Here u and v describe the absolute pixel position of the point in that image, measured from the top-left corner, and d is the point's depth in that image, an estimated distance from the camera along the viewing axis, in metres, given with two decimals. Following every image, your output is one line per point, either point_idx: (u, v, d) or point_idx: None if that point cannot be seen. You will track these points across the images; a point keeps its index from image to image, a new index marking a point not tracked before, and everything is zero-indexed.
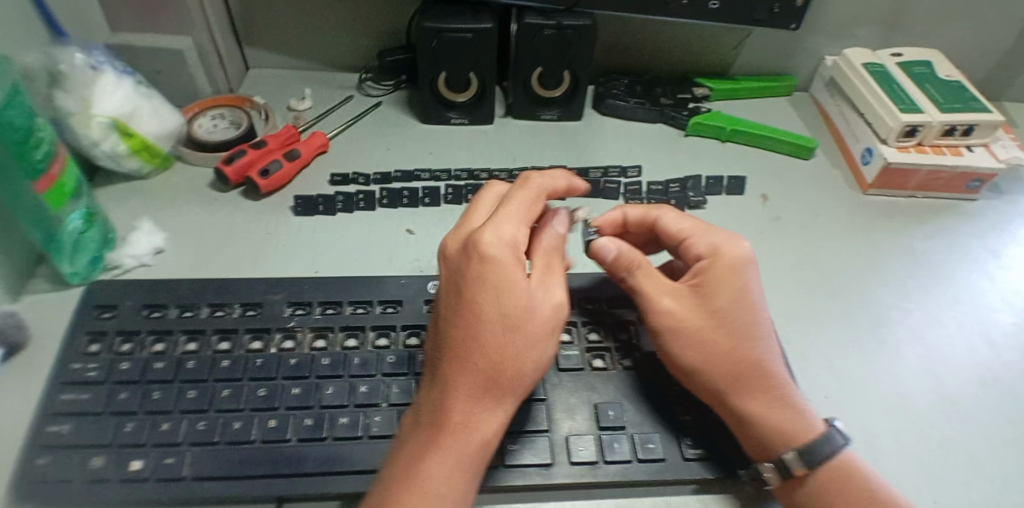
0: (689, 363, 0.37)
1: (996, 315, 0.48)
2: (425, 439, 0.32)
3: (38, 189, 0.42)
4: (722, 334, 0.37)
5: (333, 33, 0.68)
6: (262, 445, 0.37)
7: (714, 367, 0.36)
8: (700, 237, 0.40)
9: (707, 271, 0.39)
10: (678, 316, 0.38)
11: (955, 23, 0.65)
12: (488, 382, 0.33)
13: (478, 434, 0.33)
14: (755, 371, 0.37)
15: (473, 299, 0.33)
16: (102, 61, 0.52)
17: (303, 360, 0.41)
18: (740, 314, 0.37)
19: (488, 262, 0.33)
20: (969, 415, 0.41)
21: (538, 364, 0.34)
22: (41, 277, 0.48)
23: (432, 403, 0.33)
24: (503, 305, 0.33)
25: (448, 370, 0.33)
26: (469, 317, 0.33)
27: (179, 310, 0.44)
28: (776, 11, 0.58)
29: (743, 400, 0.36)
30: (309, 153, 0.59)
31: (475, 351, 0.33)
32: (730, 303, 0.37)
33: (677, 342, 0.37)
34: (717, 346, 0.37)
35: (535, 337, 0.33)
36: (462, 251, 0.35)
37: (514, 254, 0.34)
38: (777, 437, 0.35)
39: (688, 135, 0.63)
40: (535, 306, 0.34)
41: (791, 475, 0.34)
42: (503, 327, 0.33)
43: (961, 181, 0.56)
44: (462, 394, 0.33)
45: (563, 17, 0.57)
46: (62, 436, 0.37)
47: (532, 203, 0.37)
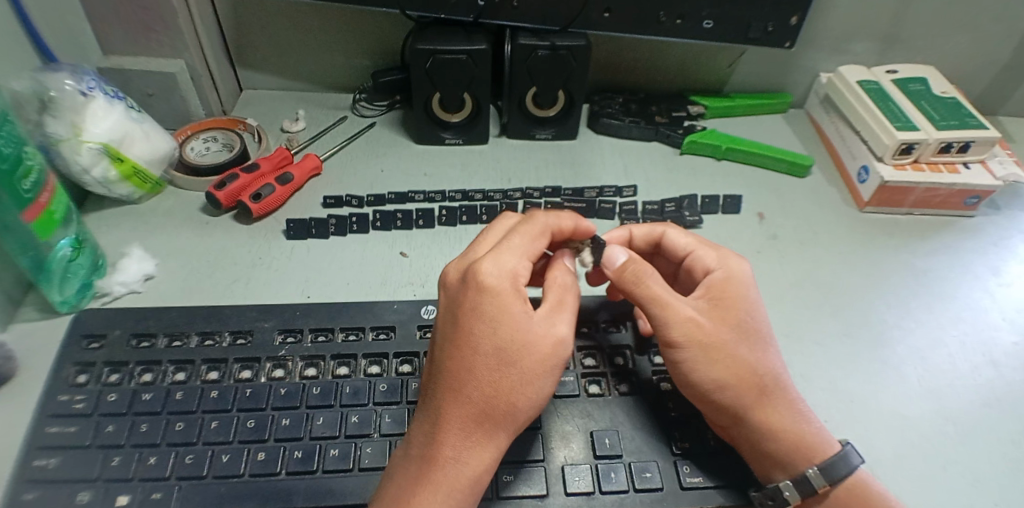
0: (717, 380, 0.35)
1: (997, 333, 0.47)
2: (416, 472, 0.32)
3: (27, 218, 0.41)
4: (745, 348, 0.37)
5: (327, 54, 0.68)
6: (250, 479, 0.36)
7: (742, 381, 0.36)
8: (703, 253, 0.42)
9: (722, 284, 0.39)
10: (704, 329, 0.36)
11: (949, 39, 0.65)
12: (483, 416, 0.32)
13: (470, 470, 0.32)
14: (774, 386, 0.36)
15: (468, 329, 0.33)
16: (93, 86, 0.51)
17: (293, 390, 0.40)
18: (757, 328, 0.38)
19: (485, 292, 0.33)
20: (974, 435, 0.40)
21: (536, 400, 0.33)
22: (31, 304, 0.48)
23: (425, 435, 0.33)
24: (497, 337, 0.32)
25: (442, 400, 0.32)
26: (464, 348, 0.33)
27: (167, 339, 0.43)
28: (770, 30, 0.58)
29: (768, 416, 0.36)
30: (302, 175, 0.58)
31: (468, 382, 0.32)
32: (748, 316, 0.38)
33: (703, 357, 0.36)
34: (741, 360, 0.36)
35: (532, 372, 0.32)
36: (461, 281, 0.35)
37: (514, 284, 0.34)
38: (798, 453, 0.35)
39: (684, 153, 0.63)
40: (533, 337, 0.33)
41: (812, 492, 0.34)
42: (499, 360, 0.32)
43: (959, 198, 0.56)
44: (455, 426, 0.32)
45: (556, 38, 0.57)
46: (47, 471, 0.36)
47: (536, 236, 0.37)
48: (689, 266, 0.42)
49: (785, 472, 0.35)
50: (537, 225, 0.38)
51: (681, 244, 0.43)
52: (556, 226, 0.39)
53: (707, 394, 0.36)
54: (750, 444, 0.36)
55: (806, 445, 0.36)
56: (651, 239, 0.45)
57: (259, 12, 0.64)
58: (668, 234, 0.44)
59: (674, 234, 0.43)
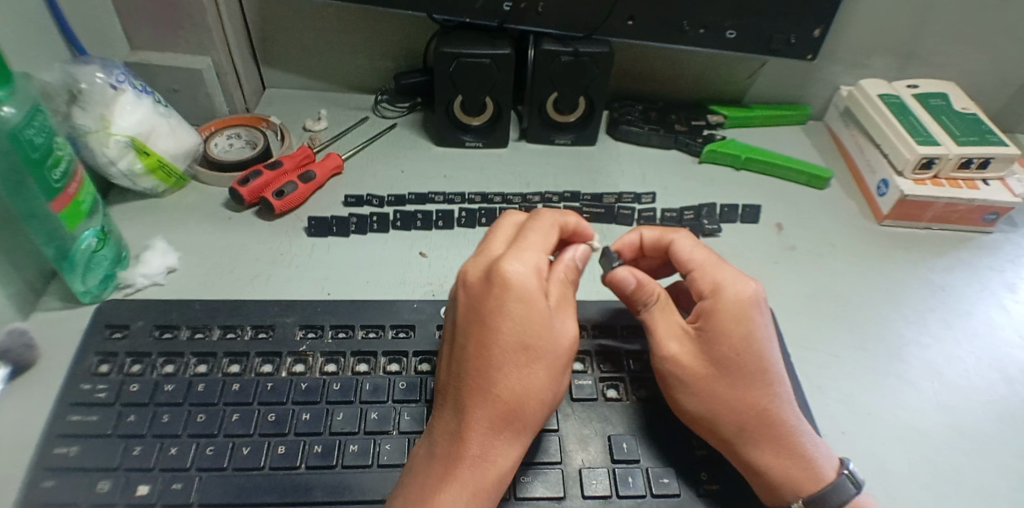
0: (695, 413, 0.36)
1: (1015, 351, 0.47)
2: (440, 471, 0.32)
3: (54, 208, 0.42)
4: (726, 382, 0.35)
5: (350, 54, 0.69)
6: (270, 472, 0.37)
7: (721, 417, 0.35)
8: (707, 270, 0.39)
9: (711, 312, 0.37)
10: (683, 362, 0.37)
11: (970, 55, 0.65)
12: (509, 414, 0.32)
13: (496, 467, 0.32)
14: (765, 421, 0.35)
15: (499, 327, 0.32)
16: (122, 80, 0.52)
17: (313, 385, 0.41)
18: (749, 359, 0.36)
19: (511, 289, 0.33)
20: (991, 451, 0.40)
21: (557, 395, 0.34)
22: (53, 294, 0.48)
23: (449, 435, 0.33)
24: (525, 334, 0.32)
25: (467, 398, 0.32)
26: (491, 347, 0.32)
27: (189, 331, 0.43)
28: (791, 41, 0.59)
29: (753, 451, 0.35)
30: (323, 174, 0.59)
31: (495, 379, 0.32)
32: (738, 349, 0.36)
33: (684, 389, 0.37)
34: (722, 396, 0.35)
35: (556, 368, 0.34)
36: (483, 278, 0.34)
37: (537, 281, 0.34)
38: (787, 488, 0.34)
39: (702, 162, 0.63)
40: (558, 336, 0.34)
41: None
42: (526, 357, 0.33)
43: (977, 214, 0.56)
44: (480, 424, 0.32)
45: (579, 44, 0.57)
46: (70, 458, 0.36)
47: (550, 232, 0.37)
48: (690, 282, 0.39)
49: (775, 503, 0.35)
50: (548, 221, 0.38)
51: (685, 257, 0.40)
52: (562, 220, 0.39)
53: (690, 423, 0.37)
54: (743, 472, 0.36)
55: (797, 479, 0.34)
56: (660, 246, 0.43)
57: (284, 12, 0.65)
58: (674, 244, 0.41)
59: (679, 245, 0.41)
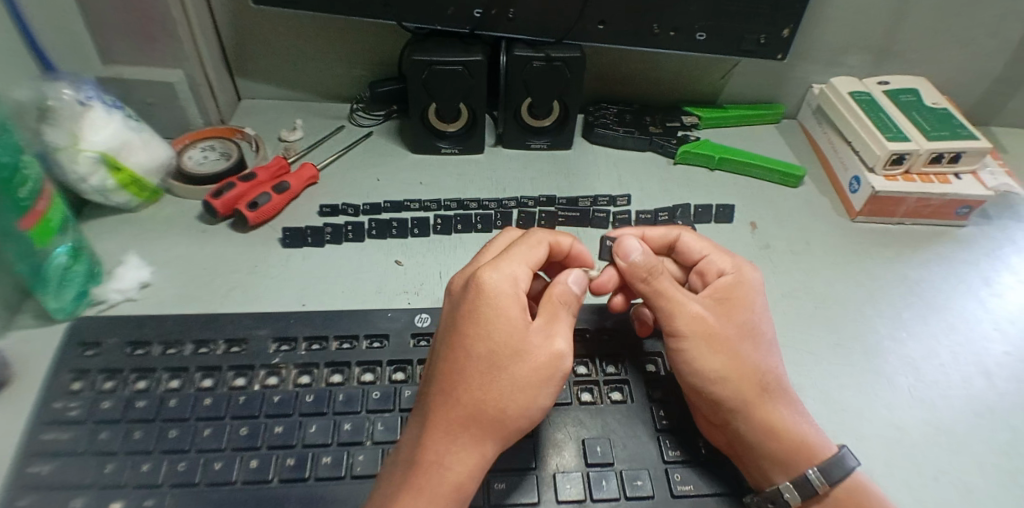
0: (717, 372, 0.36)
1: (988, 343, 0.47)
2: (402, 475, 0.31)
3: (23, 225, 0.42)
4: (749, 345, 0.38)
5: (325, 64, 0.69)
6: (243, 486, 0.36)
7: (741, 378, 0.36)
8: (721, 254, 0.43)
9: (731, 286, 0.41)
10: (708, 322, 0.37)
11: (939, 51, 0.65)
12: (473, 421, 0.32)
13: (454, 475, 0.31)
14: (773, 383, 0.37)
15: (467, 331, 0.33)
16: (91, 95, 0.52)
17: (287, 397, 0.40)
18: (760, 330, 0.39)
19: (484, 298, 0.33)
20: (966, 445, 0.40)
21: (529, 408, 0.33)
22: (27, 311, 0.48)
23: (414, 441, 0.32)
24: (492, 341, 0.32)
25: (434, 405, 0.32)
26: (460, 353, 0.32)
27: (163, 346, 0.43)
28: (762, 42, 0.59)
29: (770, 412, 0.36)
30: (298, 185, 0.59)
31: (460, 385, 0.32)
32: (751, 316, 0.39)
33: (706, 348, 0.37)
34: (743, 357, 0.37)
35: (525, 379, 0.32)
36: (463, 288, 0.35)
37: (514, 291, 0.34)
38: (797, 454, 0.35)
39: (678, 163, 0.63)
40: (530, 347, 0.33)
41: (813, 493, 0.34)
42: (492, 365, 0.32)
43: (951, 208, 0.56)
44: (442, 429, 0.31)
45: (551, 49, 0.57)
46: (41, 478, 0.36)
47: (536, 245, 0.38)
48: (702, 270, 0.43)
49: (786, 475, 0.35)
50: (537, 237, 0.39)
51: (697, 249, 0.44)
52: (553, 240, 0.40)
53: (707, 387, 0.36)
54: (746, 444, 0.36)
55: (805, 446, 0.36)
56: (665, 242, 0.46)
57: (257, 24, 0.65)
58: (683, 238, 0.45)
59: (690, 238, 0.45)
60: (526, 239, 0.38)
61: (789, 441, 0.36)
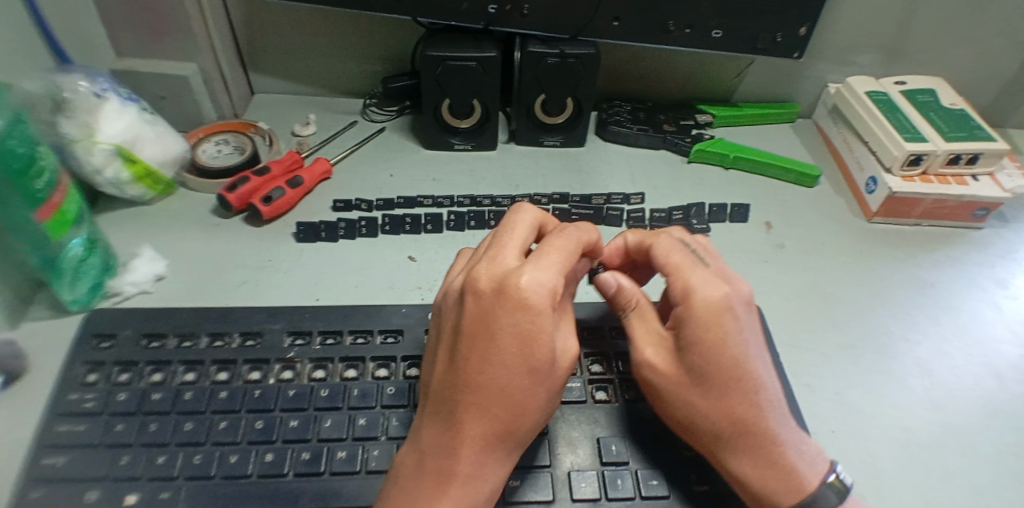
0: (670, 417, 0.35)
1: (1002, 346, 0.47)
2: (431, 485, 0.31)
3: (40, 217, 0.42)
4: (699, 391, 0.33)
5: (337, 59, 0.69)
6: (257, 480, 0.36)
7: (699, 426, 0.33)
8: (681, 270, 0.35)
9: (680, 317, 0.34)
10: (653, 369, 0.35)
11: (956, 50, 0.65)
12: (506, 432, 0.32)
13: (488, 483, 0.32)
14: (756, 416, 0.33)
15: (504, 349, 0.31)
16: (106, 87, 0.52)
17: (301, 392, 0.40)
18: (733, 363, 0.32)
19: (526, 312, 0.31)
20: (977, 449, 0.40)
21: (551, 409, 0.34)
22: (41, 302, 0.48)
23: (439, 448, 0.32)
24: (532, 359, 0.31)
25: (465, 416, 0.32)
26: (496, 369, 0.31)
27: (177, 339, 0.43)
28: (778, 40, 0.59)
29: (735, 458, 0.33)
30: (311, 180, 0.58)
31: (496, 400, 0.31)
32: (706, 358, 0.32)
33: (655, 397, 0.35)
34: (694, 405, 0.33)
35: (555, 386, 0.33)
36: (496, 295, 0.31)
37: (553, 302, 0.32)
38: (770, 500, 0.32)
39: (691, 161, 0.63)
40: (559, 356, 0.33)
41: None
42: (531, 380, 0.31)
43: (967, 210, 0.55)
44: (474, 440, 0.32)
45: (566, 46, 0.57)
46: (58, 469, 0.36)
47: (569, 250, 0.34)
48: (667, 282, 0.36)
49: None
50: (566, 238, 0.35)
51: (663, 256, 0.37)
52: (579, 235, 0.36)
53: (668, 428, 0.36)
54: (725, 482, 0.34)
55: (779, 493, 0.32)
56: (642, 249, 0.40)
57: (270, 18, 0.65)
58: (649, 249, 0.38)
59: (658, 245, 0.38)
60: (556, 240, 0.35)
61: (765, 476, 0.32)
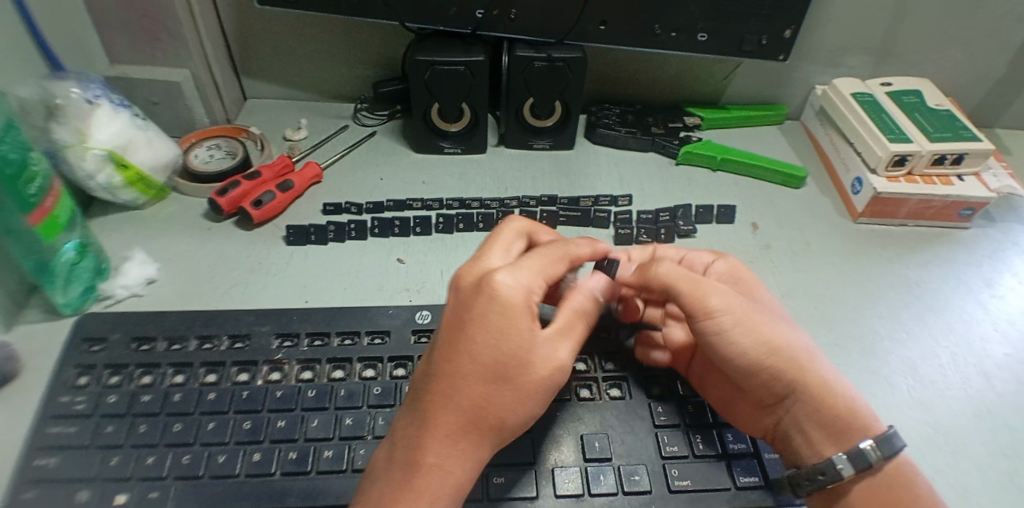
0: (766, 346, 0.35)
1: (988, 345, 0.46)
2: (399, 479, 0.31)
3: (32, 221, 0.42)
4: (768, 316, 0.37)
5: (329, 64, 0.70)
6: (245, 479, 0.37)
7: (780, 352, 0.35)
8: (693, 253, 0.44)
9: (726, 274, 0.41)
10: (736, 301, 0.36)
11: (942, 51, 0.65)
12: (472, 426, 0.31)
13: (454, 479, 0.31)
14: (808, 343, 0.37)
15: (476, 339, 0.32)
16: (98, 94, 0.53)
17: (289, 392, 0.41)
18: (770, 304, 0.39)
19: (494, 302, 0.32)
20: (967, 448, 0.39)
21: (526, 413, 0.33)
22: (35, 306, 0.49)
23: (408, 440, 0.32)
24: (499, 349, 0.32)
25: (432, 406, 0.32)
26: (464, 358, 0.32)
27: (167, 342, 0.44)
28: (763, 43, 0.59)
29: (815, 379, 0.35)
30: (302, 183, 0.59)
31: (462, 388, 0.31)
32: (759, 295, 0.39)
33: (746, 325, 0.35)
34: (778, 328, 0.36)
35: (527, 388, 0.32)
36: (473, 287, 0.34)
37: (527, 299, 0.33)
38: (851, 422, 0.34)
39: (680, 163, 0.63)
40: (534, 358, 0.33)
41: (868, 466, 0.32)
42: (496, 373, 0.32)
43: (953, 210, 0.55)
44: (441, 432, 0.31)
45: (553, 50, 0.58)
46: (48, 470, 0.36)
47: (556, 258, 0.37)
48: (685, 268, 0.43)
49: (840, 445, 0.34)
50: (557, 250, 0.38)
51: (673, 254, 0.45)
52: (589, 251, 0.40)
53: (758, 364, 0.35)
54: (805, 413, 0.34)
55: (856, 415, 0.34)
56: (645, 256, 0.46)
57: (262, 24, 0.65)
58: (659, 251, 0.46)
59: (665, 249, 0.45)
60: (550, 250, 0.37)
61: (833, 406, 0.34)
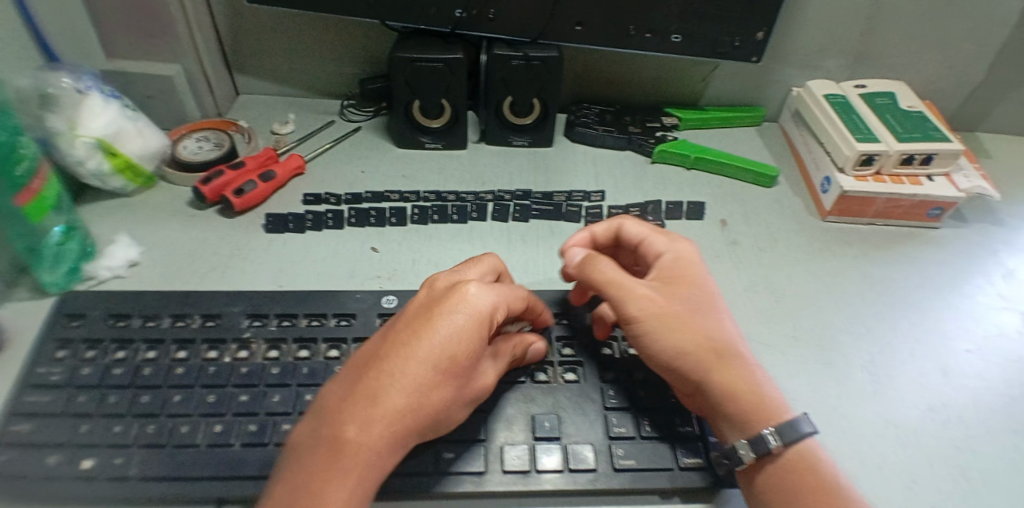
0: (676, 346, 0.37)
1: (947, 341, 0.47)
2: (324, 457, 0.30)
3: (18, 202, 0.44)
4: (688, 314, 0.38)
5: (318, 62, 0.72)
6: (207, 449, 0.38)
7: (690, 351, 0.36)
8: (651, 238, 0.43)
9: (671, 264, 0.41)
10: (654, 304, 0.38)
11: (915, 57, 0.66)
12: (411, 421, 0.32)
13: (376, 468, 0.31)
14: (730, 340, 0.38)
15: (442, 339, 0.33)
16: (89, 86, 0.55)
17: (254, 369, 0.42)
18: (703, 299, 0.39)
19: (468, 311, 0.34)
20: (920, 440, 0.40)
21: (453, 418, 0.35)
22: (25, 285, 0.50)
23: (339, 420, 0.31)
24: (460, 356, 0.33)
25: (377, 393, 0.31)
26: (424, 355, 0.32)
27: (142, 319, 0.45)
28: (736, 44, 0.60)
29: (722, 377, 0.36)
30: (284, 174, 0.61)
31: (414, 383, 0.32)
32: (695, 289, 0.39)
33: (657, 328, 0.37)
34: (695, 327, 0.37)
35: (464, 396, 0.35)
36: (447, 294, 0.35)
37: (495, 317, 0.35)
38: (757, 414, 0.35)
39: (655, 162, 0.64)
40: (477, 371, 0.35)
41: (767, 452, 0.33)
42: (450, 378, 0.33)
43: (921, 210, 0.56)
44: (380, 421, 0.31)
45: (529, 49, 0.59)
46: (22, 435, 0.38)
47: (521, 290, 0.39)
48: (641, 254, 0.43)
49: (742, 433, 0.35)
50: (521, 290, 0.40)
51: (635, 233, 0.44)
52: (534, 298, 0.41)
53: (670, 361, 0.37)
54: (713, 406, 0.36)
55: (766, 407, 0.35)
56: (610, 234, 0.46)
57: (253, 22, 0.68)
58: (624, 226, 0.45)
59: (628, 224, 0.44)
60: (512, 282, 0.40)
61: (749, 398, 0.35)
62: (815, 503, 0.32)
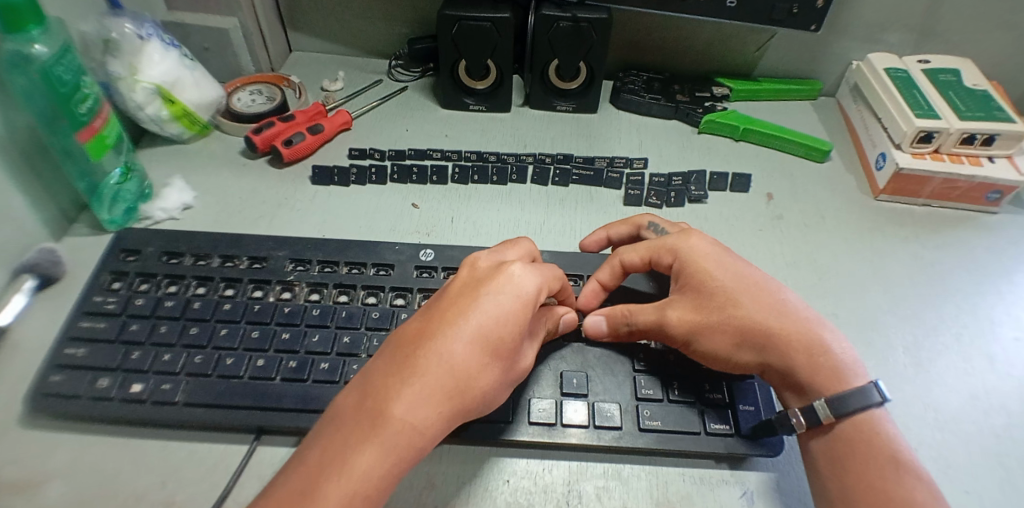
0: (726, 347, 0.37)
1: (996, 329, 0.45)
2: (363, 427, 0.29)
3: (81, 139, 0.47)
4: (726, 308, 0.38)
5: (367, 21, 0.73)
6: (249, 381, 0.41)
7: (742, 341, 0.37)
8: (658, 244, 0.42)
9: (688, 260, 0.40)
10: (695, 314, 0.38)
11: (992, 32, 0.61)
12: (454, 397, 0.31)
13: (416, 443, 0.29)
14: (777, 317, 0.37)
15: (486, 316, 0.32)
16: (150, 32, 0.57)
17: (296, 309, 0.44)
18: (737, 284, 0.39)
19: (508, 289, 0.33)
20: (955, 425, 0.38)
21: (495, 398, 0.34)
22: (83, 222, 0.54)
23: (382, 391, 0.30)
24: (501, 336, 0.32)
25: (420, 370, 0.30)
26: (467, 333, 0.31)
27: (193, 258, 0.48)
28: (796, 11, 0.57)
29: (781, 356, 0.36)
30: (332, 129, 0.62)
31: (457, 361, 0.31)
32: (725, 277, 0.39)
33: (706, 334, 0.38)
34: (739, 319, 0.37)
35: (507, 377, 0.34)
36: (487, 271, 0.34)
37: (537, 298, 0.34)
38: (821, 378, 0.35)
39: (701, 132, 0.63)
40: (520, 354, 0.34)
41: (817, 422, 0.34)
42: (493, 356, 0.32)
43: (980, 192, 0.53)
44: (424, 395, 0.30)
45: (578, 10, 0.58)
46: (77, 358, 0.41)
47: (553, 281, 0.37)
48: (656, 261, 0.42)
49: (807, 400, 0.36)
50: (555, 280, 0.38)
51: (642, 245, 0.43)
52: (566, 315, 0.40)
53: (730, 359, 0.38)
54: (779, 377, 0.37)
55: (829, 371, 0.35)
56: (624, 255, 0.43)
57: None
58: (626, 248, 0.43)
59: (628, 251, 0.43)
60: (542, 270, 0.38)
61: (822, 364, 0.36)
62: (858, 469, 0.32)
